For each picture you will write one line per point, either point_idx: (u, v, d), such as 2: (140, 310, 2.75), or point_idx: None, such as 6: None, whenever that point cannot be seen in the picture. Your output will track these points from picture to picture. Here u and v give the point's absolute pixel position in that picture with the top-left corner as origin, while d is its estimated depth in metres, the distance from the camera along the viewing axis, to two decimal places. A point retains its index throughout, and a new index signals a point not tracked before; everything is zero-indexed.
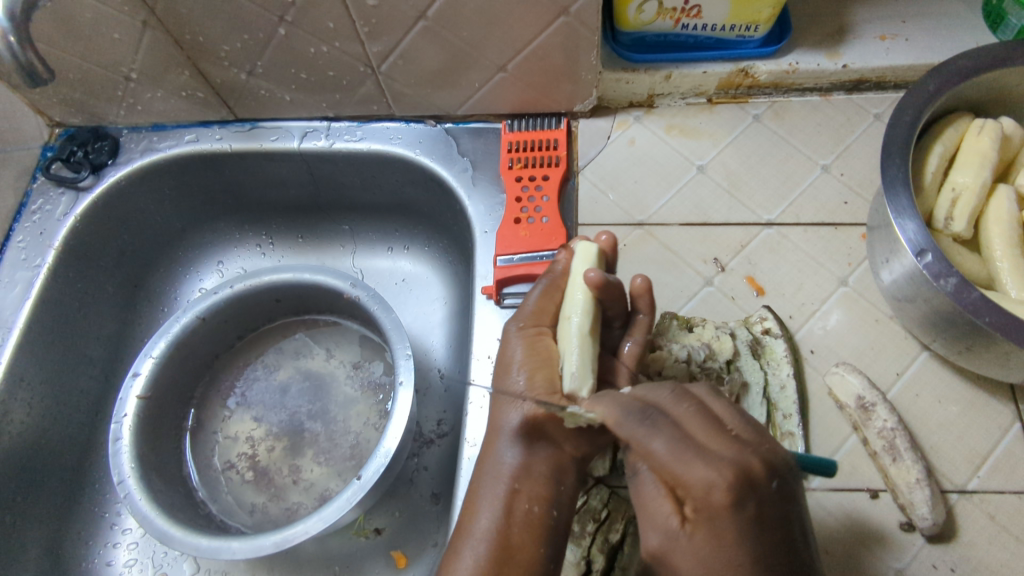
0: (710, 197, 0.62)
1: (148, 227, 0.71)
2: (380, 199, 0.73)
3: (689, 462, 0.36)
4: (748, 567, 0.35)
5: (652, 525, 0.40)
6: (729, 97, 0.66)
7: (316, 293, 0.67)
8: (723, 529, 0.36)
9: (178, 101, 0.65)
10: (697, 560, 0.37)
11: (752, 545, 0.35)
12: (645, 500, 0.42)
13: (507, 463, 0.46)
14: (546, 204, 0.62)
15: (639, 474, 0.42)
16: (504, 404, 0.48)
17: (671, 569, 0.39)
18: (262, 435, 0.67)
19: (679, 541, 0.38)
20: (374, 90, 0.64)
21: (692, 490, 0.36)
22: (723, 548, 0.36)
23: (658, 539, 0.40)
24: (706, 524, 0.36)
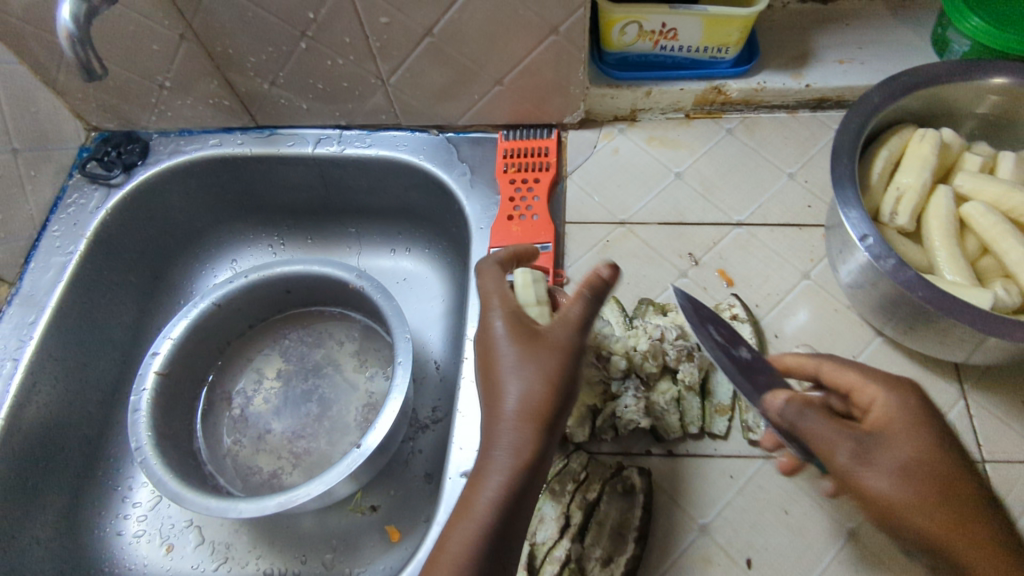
0: (686, 200, 0.68)
1: (171, 223, 0.77)
2: (385, 203, 0.80)
3: (847, 370, 0.47)
4: (938, 453, 0.40)
5: (843, 436, 0.40)
6: (704, 113, 0.73)
7: (324, 285, 0.73)
8: (908, 419, 0.41)
9: (205, 108, 0.72)
10: (916, 448, 0.40)
11: (937, 440, 0.41)
12: (811, 438, 0.41)
13: (509, 411, 0.44)
14: (537, 204, 0.68)
15: (800, 416, 0.41)
16: (501, 359, 0.46)
17: (871, 470, 0.39)
18: (272, 393, 0.73)
19: (892, 441, 0.40)
20: (383, 101, 0.70)
21: (885, 403, 0.43)
22: (920, 431, 0.41)
23: (851, 445, 0.40)
24: (896, 415, 0.42)
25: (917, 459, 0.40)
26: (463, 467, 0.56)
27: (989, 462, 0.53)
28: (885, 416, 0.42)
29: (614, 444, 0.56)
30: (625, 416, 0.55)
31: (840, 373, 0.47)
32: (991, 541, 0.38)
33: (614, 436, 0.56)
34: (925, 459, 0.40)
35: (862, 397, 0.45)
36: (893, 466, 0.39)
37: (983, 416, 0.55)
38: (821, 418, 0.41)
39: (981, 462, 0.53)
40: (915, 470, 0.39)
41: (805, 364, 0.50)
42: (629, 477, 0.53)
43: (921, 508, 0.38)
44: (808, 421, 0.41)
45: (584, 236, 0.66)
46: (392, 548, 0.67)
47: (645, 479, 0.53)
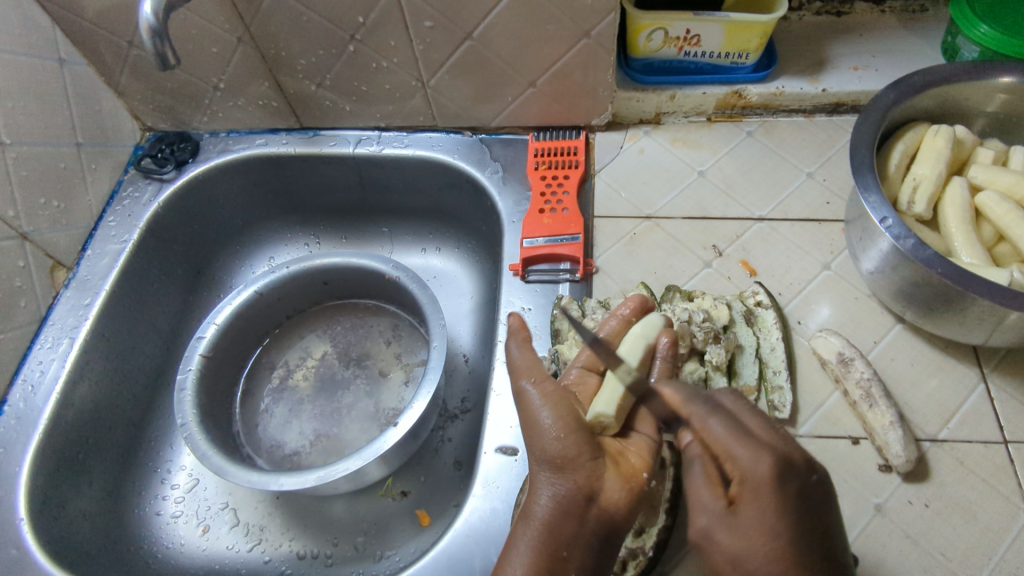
0: (709, 196, 0.71)
1: (216, 218, 0.81)
2: (418, 202, 0.83)
3: (716, 432, 0.45)
4: (786, 549, 0.40)
5: (699, 508, 0.45)
6: (726, 117, 0.77)
7: (361, 276, 0.76)
8: (777, 505, 0.41)
9: (254, 109, 0.77)
10: (759, 534, 0.41)
11: (800, 521, 0.41)
12: (690, 492, 0.46)
13: (541, 517, 0.46)
14: (567, 198, 0.70)
15: (689, 470, 0.47)
16: (544, 461, 0.47)
17: (713, 549, 0.43)
18: (311, 371, 0.77)
19: (732, 524, 0.42)
20: (422, 102, 0.75)
21: (743, 481, 0.42)
22: (773, 524, 0.41)
23: (705, 520, 0.44)
24: (753, 495, 0.42)
25: (755, 550, 0.41)
26: (498, 442, 0.58)
27: (1012, 442, 0.55)
28: (738, 499, 0.43)
29: None
30: None
31: (716, 428, 0.45)
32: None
33: None
34: (756, 555, 0.41)
35: (728, 467, 0.44)
36: (729, 553, 0.42)
37: (1004, 398, 0.57)
38: (690, 479, 0.46)
39: (1003, 442, 0.55)
40: (752, 565, 0.41)
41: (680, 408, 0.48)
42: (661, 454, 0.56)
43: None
44: (693, 477, 0.46)
45: (612, 229, 0.69)
46: (422, 532, 0.68)
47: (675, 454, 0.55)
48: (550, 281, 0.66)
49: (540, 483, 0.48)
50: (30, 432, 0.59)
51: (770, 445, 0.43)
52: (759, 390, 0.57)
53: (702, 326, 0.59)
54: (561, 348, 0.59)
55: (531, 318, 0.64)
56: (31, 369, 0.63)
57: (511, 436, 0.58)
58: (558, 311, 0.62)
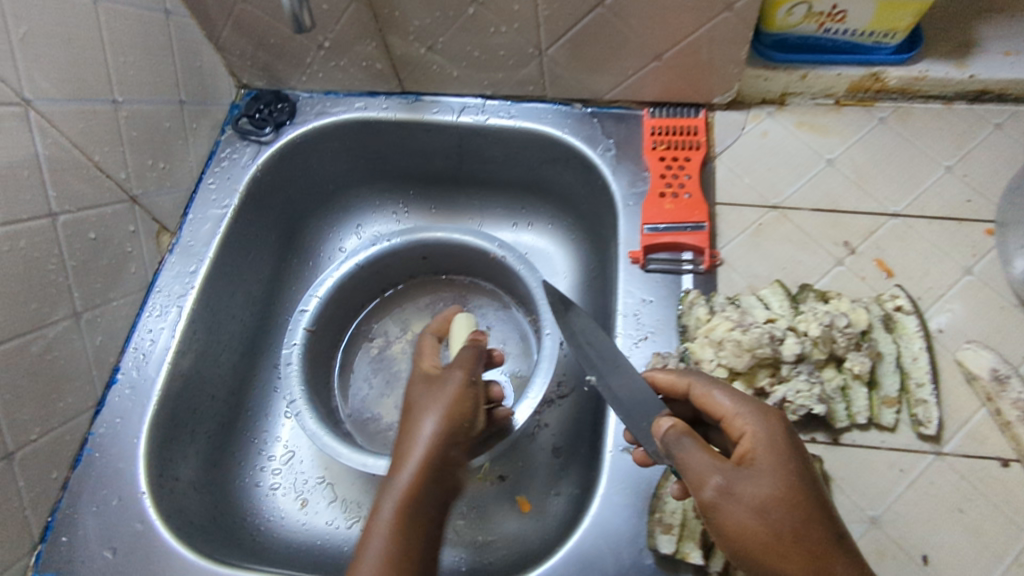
0: (839, 187, 0.67)
1: (310, 183, 0.79)
2: (516, 176, 0.80)
3: (719, 397, 0.46)
4: (808, 496, 0.41)
5: (704, 470, 0.42)
6: (856, 100, 0.72)
7: (461, 253, 0.74)
8: (784, 457, 0.42)
9: (356, 71, 0.73)
10: (774, 484, 0.40)
11: (794, 473, 0.41)
12: (681, 464, 0.43)
13: (386, 518, 0.45)
14: (689, 182, 0.67)
15: (678, 442, 0.44)
16: (417, 458, 0.47)
17: (735, 505, 0.40)
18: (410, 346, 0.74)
19: (743, 479, 0.41)
20: (536, 72, 0.70)
21: (753, 437, 0.43)
22: (784, 473, 0.41)
23: (720, 481, 0.41)
24: (766, 449, 0.42)
25: (767, 499, 0.40)
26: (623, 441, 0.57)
27: None
28: (750, 452, 0.43)
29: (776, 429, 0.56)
30: (797, 401, 0.53)
31: (716, 396, 0.47)
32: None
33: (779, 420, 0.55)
34: (790, 501, 0.40)
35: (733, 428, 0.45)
36: (756, 503, 0.40)
37: None
38: (686, 452, 0.43)
39: None
40: (781, 512, 0.40)
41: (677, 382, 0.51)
42: None
43: (773, 546, 0.39)
44: (682, 449, 0.43)
45: (737, 218, 0.66)
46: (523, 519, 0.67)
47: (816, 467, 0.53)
48: (671, 271, 0.63)
49: (395, 477, 0.46)
50: (145, 403, 0.59)
51: (762, 404, 0.45)
52: (900, 403, 0.55)
53: (846, 333, 0.55)
54: (692, 347, 0.57)
55: (653, 311, 0.62)
56: (142, 338, 0.62)
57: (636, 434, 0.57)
58: (684, 307, 0.60)
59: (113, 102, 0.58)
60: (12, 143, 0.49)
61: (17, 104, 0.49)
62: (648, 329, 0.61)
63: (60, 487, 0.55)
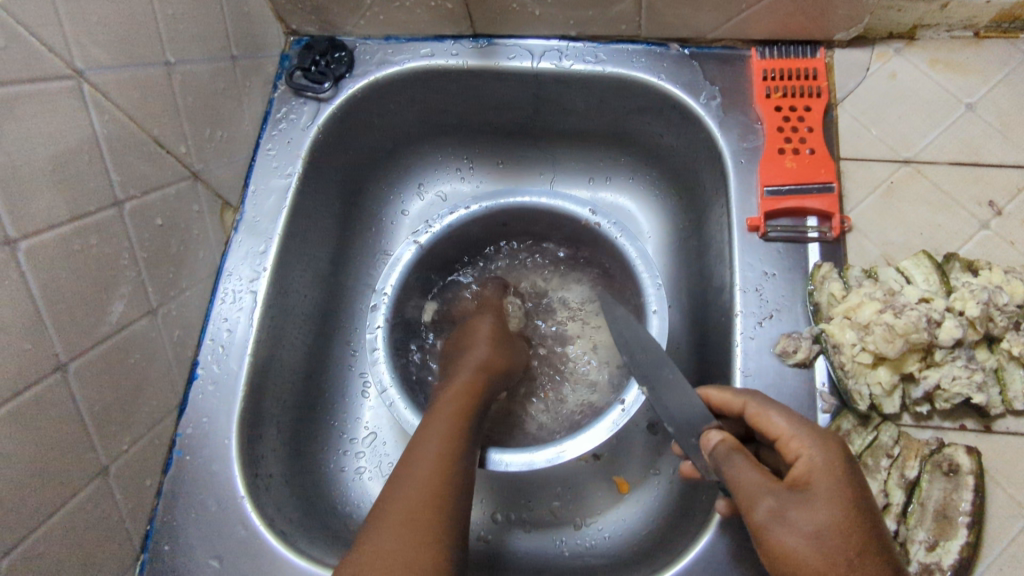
0: (981, 136, 0.59)
1: (371, 142, 0.71)
2: (597, 127, 0.72)
3: (772, 417, 0.44)
4: (865, 529, 0.37)
5: (755, 490, 0.39)
6: (999, 31, 0.62)
7: (547, 219, 0.67)
8: (842, 488, 0.38)
9: (423, 12, 0.64)
10: (829, 508, 0.37)
11: (856, 499, 0.38)
12: (733, 487, 0.40)
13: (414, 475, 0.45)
14: (812, 135, 0.59)
15: (728, 461, 0.42)
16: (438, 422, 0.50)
17: (786, 529, 0.37)
18: None
19: (798, 501, 0.38)
20: (631, 8, 0.61)
21: (809, 460, 0.40)
22: (838, 495, 0.38)
23: (771, 502, 0.38)
24: (820, 471, 0.39)
25: (825, 523, 0.37)
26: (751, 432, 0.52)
27: None
28: (806, 476, 0.40)
29: (923, 417, 0.50)
30: (951, 390, 0.48)
31: (774, 419, 0.44)
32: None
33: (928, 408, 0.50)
34: (844, 528, 0.36)
35: (787, 450, 0.42)
36: (811, 526, 0.37)
37: None
38: (734, 469, 0.41)
39: None
40: (835, 539, 0.36)
41: (731, 402, 0.48)
42: (953, 457, 0.48)
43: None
44: (733, 467, 0.41)
45: (864, 174, 0.59)
46: (622, 500, 0.64)
47: (974, 460, 0.47)
48: (795, 240, 0.57)
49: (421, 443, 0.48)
50: (231, 400, 0.55)
51: (825, 433, 0.42)
52: None
53: (1006, 313, 0.48)
54: (829, 328, 0.52)
55: (777, 286, 0.56)
56: (218, 328, 0.57)
57: None
58: (814, 284, 0.54)
59: (166, 64, 0.51)
60: (70, 125, 0.42)
61: (70, 77, 0.42)
62: (775, 305, 0.55)
63: (154, 494, 0.52)
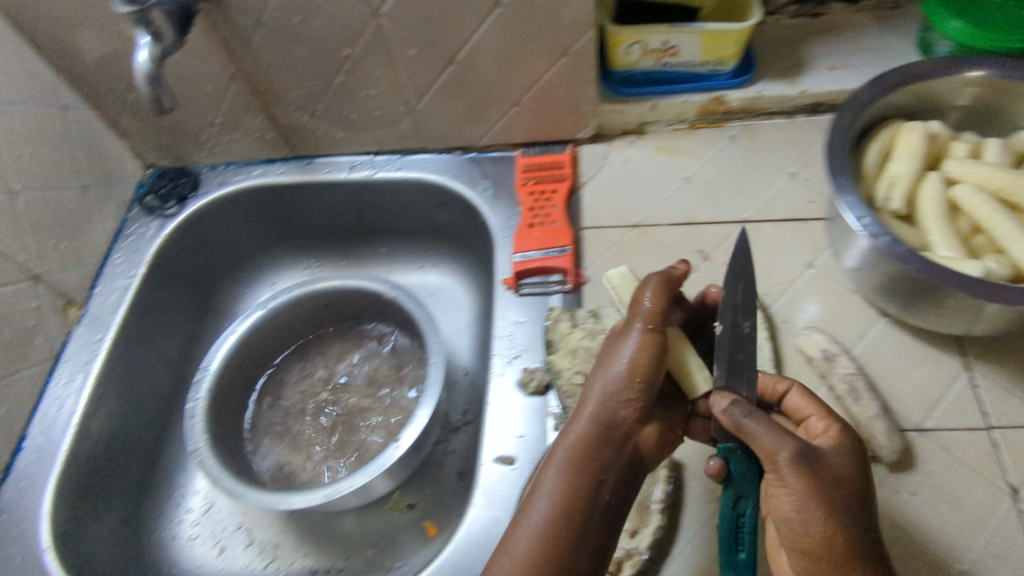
0: (694, 202, 0.73)
1: (222, 248, 0.84)
2: (415, 223, 0.86)
3: (809, 401, 0.50)
4: (864, 483, 0.44)
5: (783, 436, 0.44)
6: (708, 123, 0.78)
7: (359, 297, 0.78)
8: (849, 447, 0.46)
9: (250, 142, 0.79)
10: (848, 464, 0.44)
11: (863, 463, 0.45)
12: (753, 438, 0.44)
13: (534, 527, 0.47)
14: (556, 211, 0.73)
15: (750, 416, 0.44)
16: (540, 487, 0.49)
17: (818, 475, 0.43)
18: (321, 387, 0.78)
19: (825, 456, 0.44)
20: (411, 127, 0.77)
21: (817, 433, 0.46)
22: (854, 458, 0.45)
23: (794, 450, 0.43)
24: (845, 438, 0.46)
25: (840, 473, 0.43)
26: (497, 452, 0.60)
27: (997, 429, 0.56)
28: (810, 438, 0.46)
29: None
30: None
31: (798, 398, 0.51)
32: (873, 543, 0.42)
33: None
34: (852, 479, 0.43)
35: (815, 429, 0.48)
36: (822, 474, 0.43)
37: (990, 385, 0.58)
38: (753, 427, 0.44)
39: (989, 430, 0.56)
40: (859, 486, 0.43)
41: (774, 386, 0.53)
42: None
43: (829, 516, 0.42)
44: (755, 420, 0.44)
45: (600, 239, 0.72)
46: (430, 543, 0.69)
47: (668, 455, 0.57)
48: (541, 292, 0.69)
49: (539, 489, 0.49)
50: (48, 467, 0.64)
51: (830, 412, 0.49)
52: None
53: (689, 332, 0.61)
54: (554, 359, 0.62)
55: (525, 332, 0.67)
56: (50, 404, 0.67)
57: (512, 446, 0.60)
58: (551, 322, 0.66)
59: (9, 193, 0.64)
60: None
61: None
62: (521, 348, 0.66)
63: None
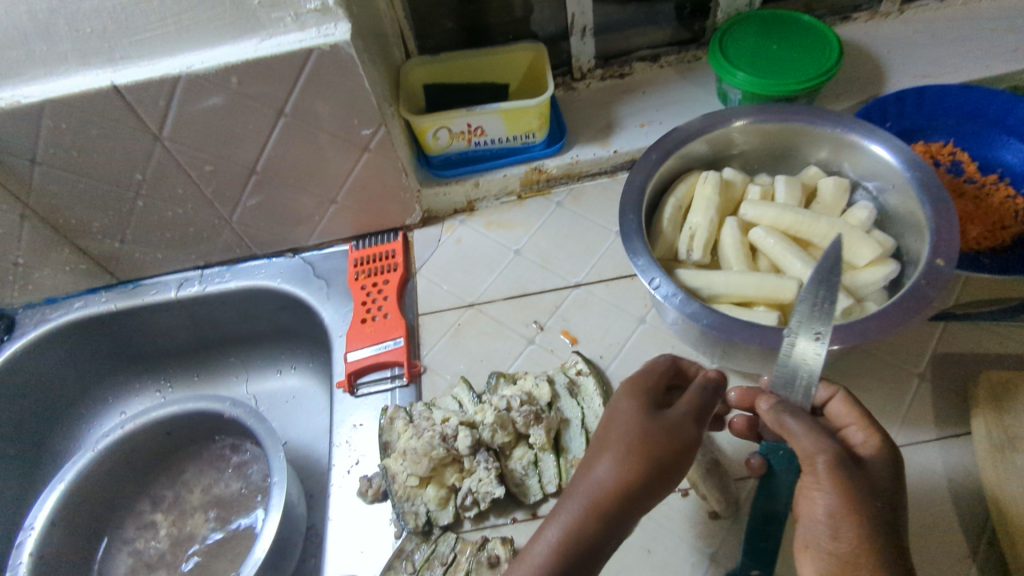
0: (527, 272, 0.74)
1: (52, 389, 0.78)
2: (261, 328, 0.83)
3: (853, 410, 0.45)
4: (890, 488, 0.41)
5: (810, 445, 0.42)
6: (534, 191, 0.80)
7: (200, 419, 0.74)
8: (892, 458, 0.43)
9: (64, 275, 0.75)
10: (880, 471, 0.42)
11: (886, 468, 0.42)
12: (800, 444, 0.42)
13: None
14: (388, 303, 0.71)
15: (790, 418, 0.43)
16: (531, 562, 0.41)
17: (848, 481, 0.40)
18: (172, 520, 0.73)
19: (867, 465, 0.42)
20: (234, 237, 0.75)
21: (870, 439, 0.44)
22: (892, 469, 0.42)
23: (828, 455, 0.41)
24: (886, 443, 0.43)
25: (871, 482, 0.41)
26: (339, 573, 0.57)
27: None
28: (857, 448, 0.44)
29: (477, 520, 0.58)
30: (483, 489, 0.56)
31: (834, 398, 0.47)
32: (896, 560, 0.39)
33: (477, 512, 0.57)
34: (883, 490, 0.41)
35: (855, 436, 0.44)
36: (860, 483, 0.40)
37: None
38: (784, 423, 0.43)
39: None
40: (876, 499, 0.40)
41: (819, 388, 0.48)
42: (494, 549, 0.55)
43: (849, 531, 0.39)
44: (800, 423, 0.43)
45: (436, 323, 0.70)
46: None
47: (508, 548, 0.54)
48: (379, 390, 0.67)
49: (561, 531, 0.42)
50: None
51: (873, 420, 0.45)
52: None
53: (522, 411, 0.58)
54: (387, 462, 0.59)
55: (365, 434, 0.64)
56: None
57: (353, 564, 0.57)
58: (385, 422, 0.62)
59: None
60: None
61: None
62: (360, 453, 0.63)
63: None
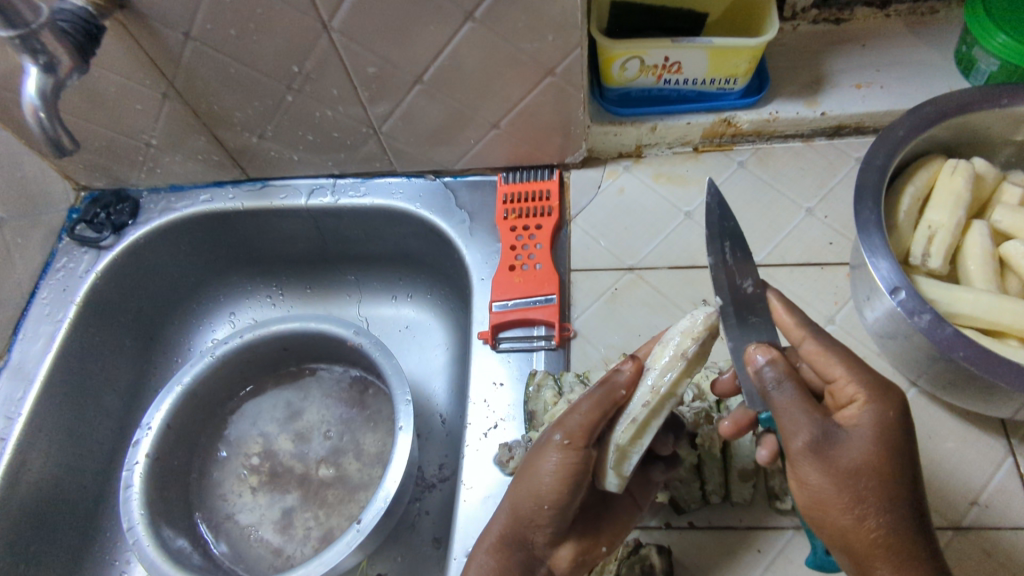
0: (698, 240, 0.64)
1: (168, 280, 0.75)
2: (384, 250, 0.77)
3: (831, 363, 0.41)
4: (892, 457, 0.39)
5: (794, 427, 0.39)
6: (714, 145, 0.69)
7: (321, 340, 0.69)
8: (888, 426, 0.39)
9: (194, 163, 0.69)
10: (881, 442, 0.39)
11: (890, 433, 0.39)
12: (778, 412, 0.40)
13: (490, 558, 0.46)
14: (540, 251, 0.64)
15: (776, 388, 0.40)
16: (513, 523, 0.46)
17: (832, 455, 0.39)
18: (280, 438, 0.71)
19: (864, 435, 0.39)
20: (377, 149, 0.68)
21: (860, 408, 0.40)
22: (888, 441, 0.39)
23: (809, 436, 0.39)
24: (879, 407, 0.39)
25: (872, 457, 0.39)
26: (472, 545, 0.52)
27: None
28: (852, 421, 0.40)
29: None
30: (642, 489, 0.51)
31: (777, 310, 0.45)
32: (892, 524, 0.39)
33: None
34: (875, 467, 0.38)
35: (840, 392, 0.41)
36: (847, 465, 0.38)
37: None
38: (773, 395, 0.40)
39: None
40: (865, 480, 0.38)
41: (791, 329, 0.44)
42: (648, 557, 0.50)
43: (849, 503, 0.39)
44: (783, 393, 0.40)
45: (591, 284, 0.63)
46: None
47: (664, 558, 0.50)
48: (523, 348, 0.61)
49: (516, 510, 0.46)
50: None
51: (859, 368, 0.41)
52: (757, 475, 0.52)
53: (692, 408, 0.53)
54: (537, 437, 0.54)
55: (505, 395, 0.58)
56: None
57: None
58: (532, 388, 0.57)
59: None
60: None
61: None
62: (499, 416, 0.57)
63: None
